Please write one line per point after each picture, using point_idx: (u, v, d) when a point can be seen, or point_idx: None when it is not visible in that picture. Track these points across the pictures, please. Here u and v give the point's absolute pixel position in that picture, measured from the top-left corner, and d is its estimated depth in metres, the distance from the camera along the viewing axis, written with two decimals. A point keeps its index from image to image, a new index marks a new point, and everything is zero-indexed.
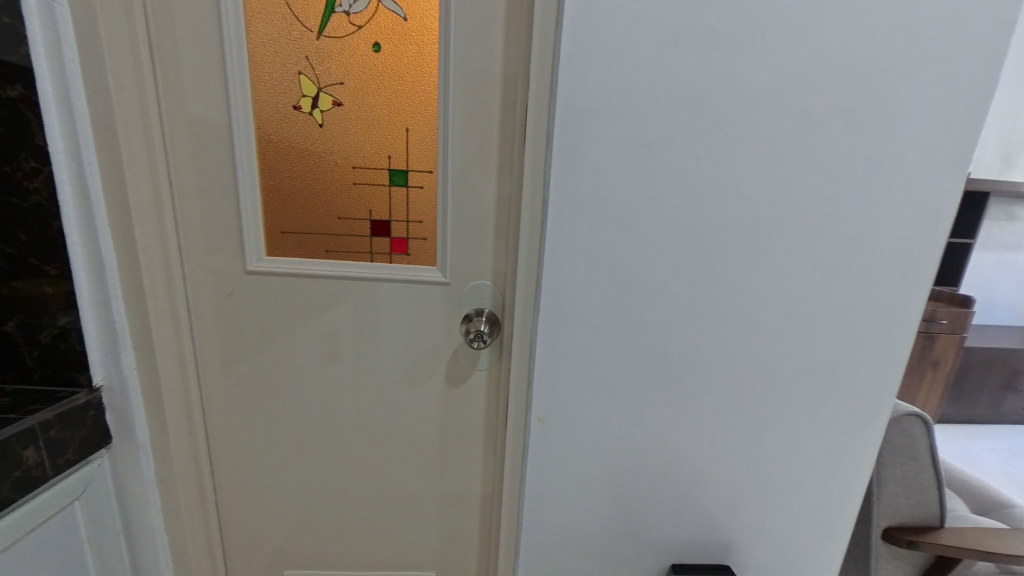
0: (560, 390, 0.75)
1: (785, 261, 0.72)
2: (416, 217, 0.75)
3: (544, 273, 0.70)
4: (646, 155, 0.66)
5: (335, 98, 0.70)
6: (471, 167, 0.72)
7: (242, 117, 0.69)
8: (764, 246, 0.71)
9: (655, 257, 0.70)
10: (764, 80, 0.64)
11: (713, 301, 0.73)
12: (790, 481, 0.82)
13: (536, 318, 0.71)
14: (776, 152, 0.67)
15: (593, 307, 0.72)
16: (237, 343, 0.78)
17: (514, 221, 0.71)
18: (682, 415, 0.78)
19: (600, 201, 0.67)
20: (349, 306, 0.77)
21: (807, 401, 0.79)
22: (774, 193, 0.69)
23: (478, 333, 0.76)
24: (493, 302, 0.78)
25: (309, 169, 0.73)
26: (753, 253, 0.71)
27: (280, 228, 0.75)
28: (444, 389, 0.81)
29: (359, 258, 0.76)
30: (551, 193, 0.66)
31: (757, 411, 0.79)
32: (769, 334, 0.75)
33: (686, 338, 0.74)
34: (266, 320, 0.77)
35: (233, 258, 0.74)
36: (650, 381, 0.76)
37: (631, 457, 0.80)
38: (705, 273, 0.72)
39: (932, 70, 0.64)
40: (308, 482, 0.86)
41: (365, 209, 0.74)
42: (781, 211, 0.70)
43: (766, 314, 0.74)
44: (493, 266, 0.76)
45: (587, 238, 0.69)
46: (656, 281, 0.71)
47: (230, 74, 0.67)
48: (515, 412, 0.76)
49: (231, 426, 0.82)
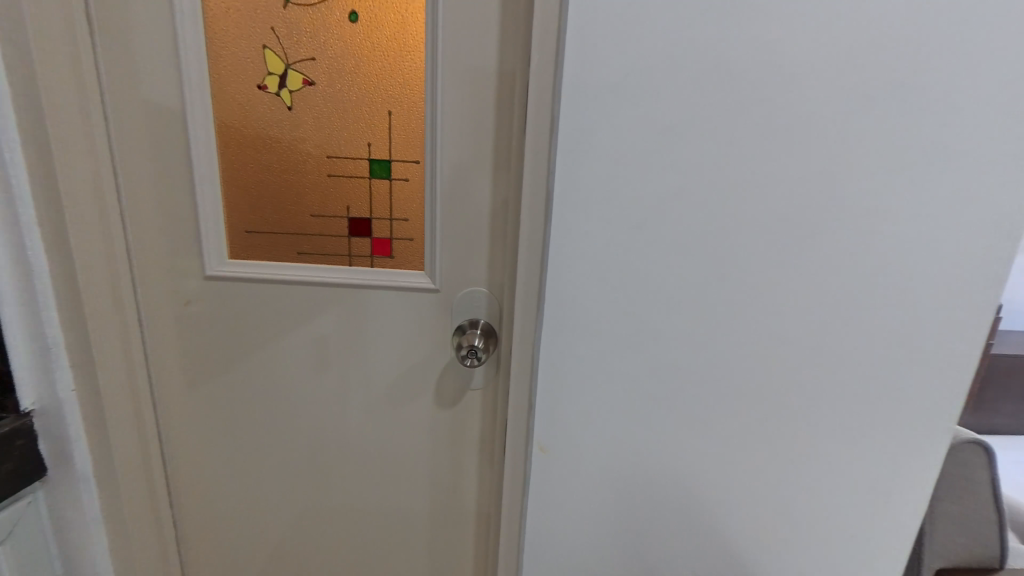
0: (565, 413, 0.65)
1: (826, 265, 0.62)
2: (401, 214, 0.66)
3: (546, 278, 0.60)
4: (664, 143, 0.56)
5: (306, 76, 0.61)
6: (464, 156, 0.62)
7: (198, 97, 0.60)
8: (801, 249, 0.62)
9: (674, 260, 0.61)
10: (804, 56, 0.54)
11: (742, 311, 0.63)
12: (829, 515, 0.72)
13: (538, 332, 0.62)
14: (819, 138, 0.58)
15: (602, 319, 0.62)
16: (199, 357, 0.69)
17: (513, 218, 0.62)
18: (703, 441, 0.68)
19: (613, 195, 0.58)
20: (328, 318, 0.68)
21: (844, 425, 0.69)
22: (815, 188, 0.59)
23: (471, 349, 0.65)
24: (489, 311, 0.67)
25: (278, 158, 0.64)
26: (786, 254, 0.62)
27: (245, 228, 0.65)
28: (434, 410, 0.72)
29: (336, 261, 0.67)
30: (555, 185, 0.57)
31: (789, 437, 0.69)
32: (803, 350, 0.65)
33: (710, 354, 0.65)
34: (233, 331, 0.68)
35: (194, 261, 0.65)
36: (667, 401, 0.66)
37: (646, 488, 0.69)
38: (733, 278, 0.62)
39: (1005, 42, 0.55)
40: (285, 512, 0.76)
41: (342, 205, 0.65)
42: (821, 209, 0.60)
43: (801, 326, 0.64)
44: (489, 270, 0.66)
45: (596, 239, 0.59)
46: (675, 288, 0.62)
47: (184, 50, 0.58)
48: (514, 437, 0.67)
49: (192, 448, 0.73)
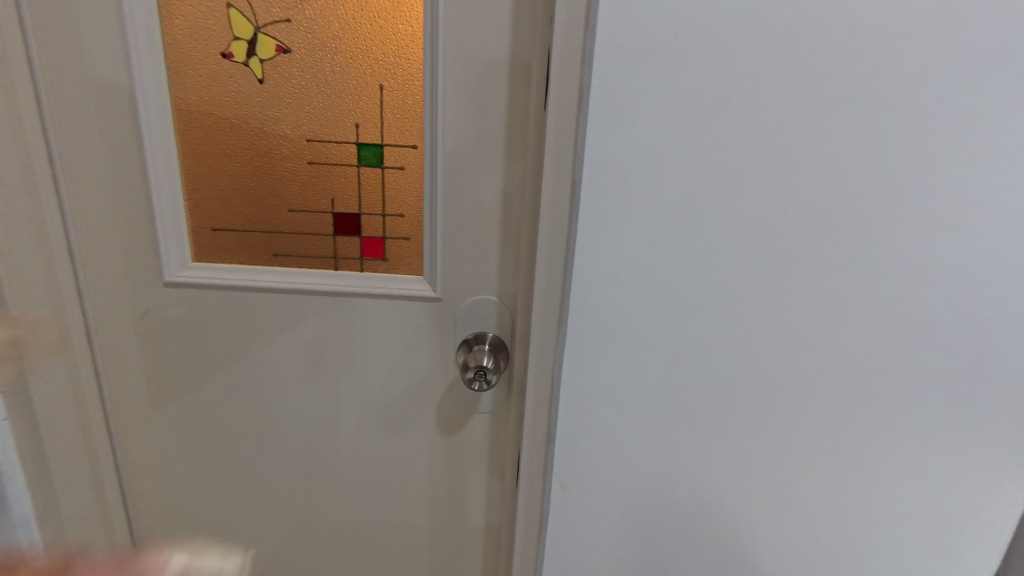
0: (588, 440, 0.56)
1: (914, 272, 0.51)
2: (396, 208, 0.56)
3: (569, 285, 0.51)
4: (716, 120, 0.47)
5: (281, 42, 0.51)
6: (470, 139, 0.52)
7: (149, 66, 0.50)
8: (882, 252, 0.50)
9: (722, 264, 0.51)
10: (894, 11, 0.44)
11: (803, 327, 0.53)
12: (896, 566, 0.61)
13: (559, 349, 0.52)
14: (912, 119, 0.47)
15: (634, 332, 0.53)
16: (160, 376, 0.59)
17: (529, 213, 0.52)
18: (751, 477, 0.58)
19: (651, 185, 0.49)
20: (310, 331, 0.58)
21: (929, 470, 0.57)
22: (902, 176, 0.48)
23: (478, 371, 0.56)
24: (499, 323, 0.57)
25: (248, 142, 0.54)
26: (866, 263, 0.51)
27: (212, 224, 0.56)
28: (434, 436, 0.62)
29: (319, 263, 0.57)
30: (582, 171, 0.48)
31: (857, 480, 0.58)
32: (882, 378, 0.54)
33: (764, 376, 0.54)
34: (198, 345, 0.58)
35: (150, 264, 0.55)
36: (708, 430, 0.56)
37: (681, 528, 0.60)
38: (794, 286, 0.51)
39: None
40: (263, 551, 0.67)
41: (326, 197, 0.55)
42: (909, 202, 0.49)
43: (882, 349, 0.53)
44: (499, 275, 0.56)
45: (629, 237, 0.50)
46: (723, 297, 0.52)
47: (131, 8, 0.48)
48: (529, 471, 0.57)
49: (155, 478, 0.63)
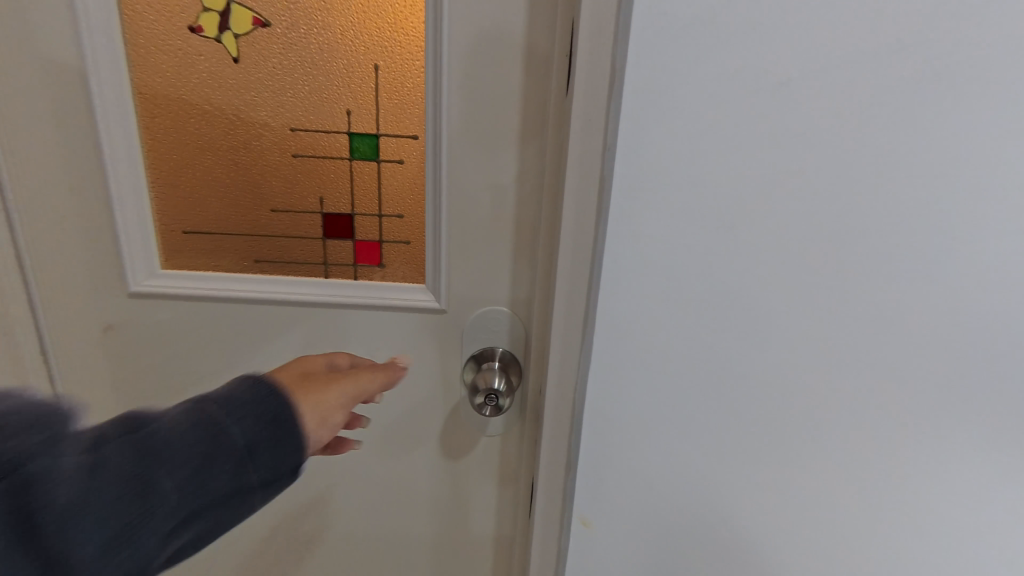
0: (613, 467, 0.50)
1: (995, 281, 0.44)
2: (394, 208, 0.49)
3: (593, 295, 0.44)
4: (767, 106, 0.40)
5: (259, 15, 0.44)
6: (479, 127, 0.45)
7: (104, 44, 0.43)
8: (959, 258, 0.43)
9: (770, 273, 0.44)
10: None
11: (864, 345, 0.46)
12: None
13: (580, 367, 0.46)
14: (998, 103, 0.40)
15: (666, 348, 0.46)
16: (123, 401, 0.52)
17: (547, 213, 0.45)
18: (797, 512, 0.51)
19: (690, 181, 0.42)
20: (296, 347, 0.51)
21: (1004, 509, 0.50)
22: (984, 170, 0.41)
23: (488, 395, 0.49)
24: (511, 337, 0.51)
25: (224, 131, 0.47)
26: (939, 275, 0.44)
27: (184, 226, 0.49)
28: (438, 462, 0.55)
29: (307, 270, 0.50)
30: (611, 165, 0.41)
31: (922, 519, 0.50)
32: (956, 406, 0.47)
33: (815, 399, 0.48)
34: (167, 365, 0.51)
35: (111, 273, 0.48)
36: (749, 458, 0.50)
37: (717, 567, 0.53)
38: (853, 298, 0.45)
39: None
40: None
41: (314, 195, 0.49)
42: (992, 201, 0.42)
43: (956, 370, 0.46)
44: (512, 285, 0.50)
45: (663, 240, 0.44)
46: (770, 310, 0.45)
47: None
48: (544, 502, 0.51)
49: None
